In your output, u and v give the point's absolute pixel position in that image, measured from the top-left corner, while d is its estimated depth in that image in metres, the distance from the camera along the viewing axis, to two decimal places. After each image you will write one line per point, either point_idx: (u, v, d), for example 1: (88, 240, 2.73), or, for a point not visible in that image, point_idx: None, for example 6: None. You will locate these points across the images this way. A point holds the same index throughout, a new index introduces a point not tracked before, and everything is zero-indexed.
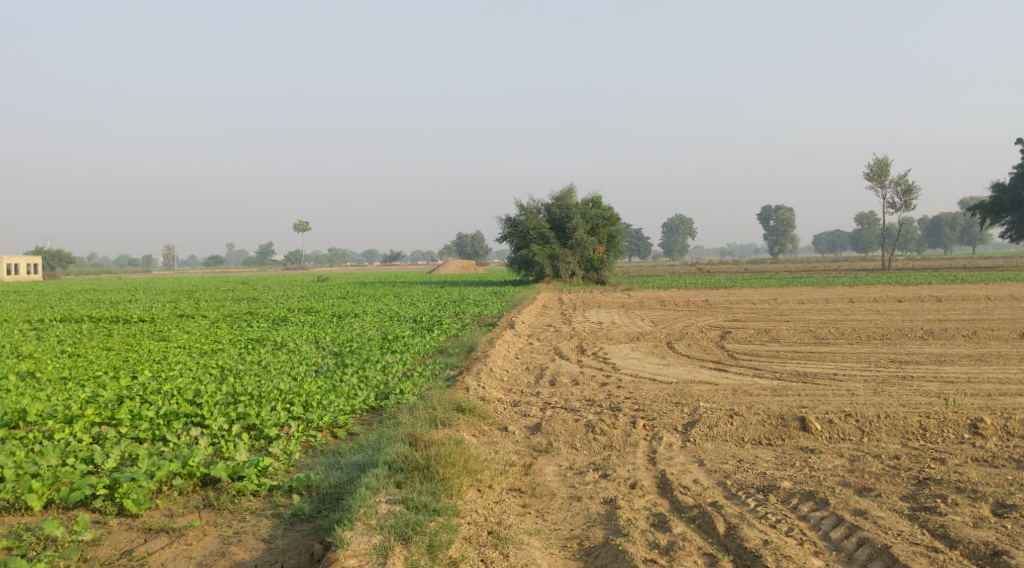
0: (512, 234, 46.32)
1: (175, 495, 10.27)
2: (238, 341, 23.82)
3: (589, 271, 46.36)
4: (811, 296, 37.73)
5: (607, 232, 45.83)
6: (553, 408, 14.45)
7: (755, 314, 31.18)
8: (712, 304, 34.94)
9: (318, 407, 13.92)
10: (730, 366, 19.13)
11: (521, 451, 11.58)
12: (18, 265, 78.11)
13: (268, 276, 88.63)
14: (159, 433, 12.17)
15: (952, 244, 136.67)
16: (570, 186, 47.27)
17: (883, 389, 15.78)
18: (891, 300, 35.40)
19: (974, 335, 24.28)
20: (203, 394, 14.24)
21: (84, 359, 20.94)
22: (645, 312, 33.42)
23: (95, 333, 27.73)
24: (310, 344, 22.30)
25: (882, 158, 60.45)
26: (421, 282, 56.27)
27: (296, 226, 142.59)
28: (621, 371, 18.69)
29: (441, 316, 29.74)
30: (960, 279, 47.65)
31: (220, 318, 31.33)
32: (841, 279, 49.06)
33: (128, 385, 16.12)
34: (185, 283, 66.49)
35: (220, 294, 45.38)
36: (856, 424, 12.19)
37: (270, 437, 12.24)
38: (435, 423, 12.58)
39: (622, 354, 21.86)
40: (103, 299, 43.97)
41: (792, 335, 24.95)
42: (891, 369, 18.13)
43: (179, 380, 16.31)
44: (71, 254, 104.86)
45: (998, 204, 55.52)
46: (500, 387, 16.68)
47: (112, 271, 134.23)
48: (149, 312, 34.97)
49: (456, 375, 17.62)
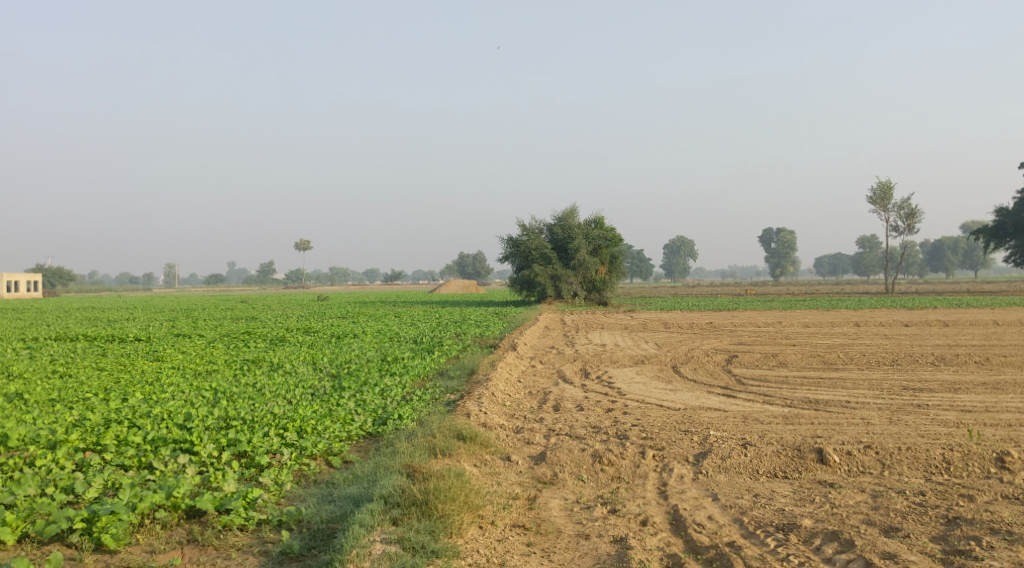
0: (514, 254, 45.78)
1: (158, 529, 9.72)
2: (234, 362, 23.28)
3: (591, 291, 45.81)
4: (816, 320, 37.08)
5: (609, 253, 45.36)
6: (557, 436, 13.87)
7: (761, 338, 30.53)
8: (717, 328, 34.33)
9: (313, 433, 13.36)
10: (739, 392, 18.52)
11: (525, 482, 11.02)
12: (18, 282, 77.69)
13: (268, 294, 88.12)
14: (144, 460, 11.65)
15: (954, 268, 136.01)
16: (573, 206, 46.82)
17: (899, 418, 15.20)
18: (897, 325, 34.73)
19: (986, 361, 23.68)
20: (194, 418, 13.73)
21: (76, 379, 20.41)
22: (649, 335, 32.75)
23: (88, 353, 27.17)
24: (307, 367, 21.66)
25: (884, 182, 60.07)
26: (421, 302, 55.55)
27: (296, 245, 142.41)
28: (627, 397, 18.04)
29: (442, 337, 29.12)
30: (966, 303, 47.00)
31: (215, 338, 30.84)
32: (846, 303, 48.44)
33: (117, 409, 15.53)
34: (182, 301, 65.97)
35: (220, 314, 44.95)
36: (876, 456, 11.60)
37: (261, 465, 11.70)
38: (434, 452, 12.03)
39: (627, 378, 21.25)
40: (100, 318, 43.29)
41: (800, 360, 24.33)
42: (906, 397, 17.55)
43: (170, 404, 15.70)
44: (71, 271, 104.58)
45: (1001, 228, 54.91)
46: (502, 412, 16.09)
47: (111, 288, 133.51)
48: (146, 331, 34.29)
49: (456, 400, 17.00)
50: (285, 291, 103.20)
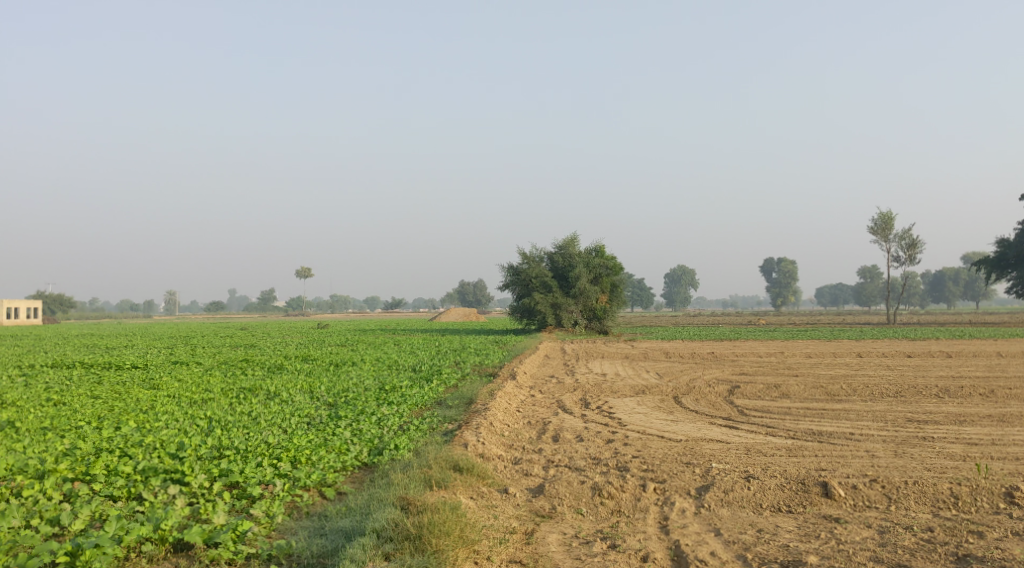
0: (514, 282, 45.59)
1: (144, 563, 9.49)
2: (230, 390, 22.96)
3: (591, 320, 45.55)
4: (818, 351, 36.80)
5: (609, 282, 45.20)
6: (556, 468, 13.62)
7: (763, 368, 30.22)
8: (718, 357, 34.04)
9: (307, 464, 13.09)
10: (741, 423, 18.25)
11: (522, 516, 10.75)
12: (19, 308, 77.66)
13: (268, 322, 87.86)
14: (134, 490, 11.40)
15: (955, 299, 135.69)
16: (573, 234, 46.69)
17: (904, 451, 14.92)
18: (899, 356, 34.44)
19: (991, 393, 23.37)
20: (187, 447, 13.48)
21: (70, 407, 20.13)
22: (650, 364, 32.46)
23: (83, 381, 26.88)
24: (303, 395, 21.37)
25: (885, 213, 59.99)
26: (421, 330, 55.21)
27: (296, 272, 142.30)
28: (627, 427, 17.75)
29: (440, 366, 28.83)
30: (969, 334, 46.66)
31: (213, 366, 30.55)
32: (848, 333, 48.12)
33: (109, 438, 15.27)
34: (182, 329, 65.81)
35: (219, 341, 44.65)
36: (882, 489, 11.32)
37: (252, 497, 11.44)
38: (430, 484, 11.76)
39: (628, 409, 20.95)
40: (99, 345, 43.01)
41: (802, 391, 24.01)
42: (911, 429, 17.26)
43: (162, 433, 15.43)
44: (71, 298, 104.58)
45: (1003, 260, 54.69)
46: (501, 443, 15.83)
47: (112, 316, 133.51)
48: (144, 359, 34.02)
49: (454, 430, 16.73)
50: (285, 319, 103.04)
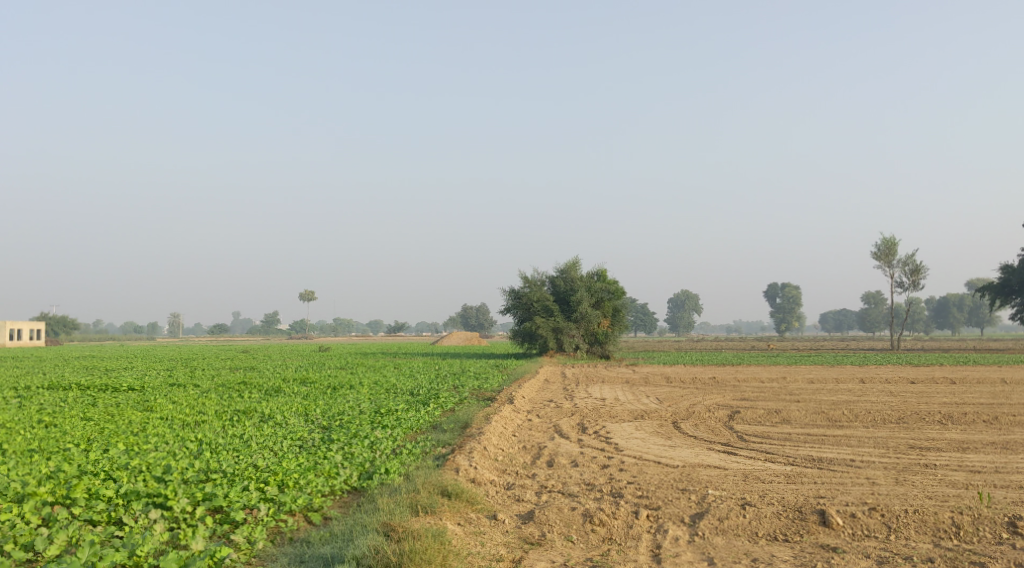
0: (516, 306, 45.31)
1: None
2: (224, 412, 22.64)
3: (593, 345, 45.24)
4: (821, 376, 36.43)
5: (611, 306, 44.98)
6: (549, 494, 13.34)
7: (764, 393, 29.85)
8: (719, 383, 33.70)
9: (295, 488, 12.79)
10: (740, 449, 17.97)
11: (510, 543, 10.46)
12: (22, 330, 77.60)
13: (272, 344, 87.71)
14: (115, 515, 11.14)
15: (960, 325, 135.15)
16: (575, 257, 46.49)
17: (905, 479, 14.64)
18: (903, 382, 34.09)
19: (994, 421, 23.04)
20: (172, 470, 13.21)
21: (59, 429, 19.86)
22: (651, 389, 32.10)
23: (78, 402, 26.57)
24: (298, 418, 21.08)
25: (889, 238, 59.75)
26: (422, 354, 54.78)
27: (300, 295, 142.09)
28: (624, 453, 17.45)
29: (439, 390, 28.52)
30: (973, 361, 46.26)
31: (210, 388, 30.27)
32: (852, 359, 47.74)
33: (96, 461, 15.01)
34: (183, 350, 65.55)
35: (218, 363, 44.33)
36: (881, 519, 11.03)
37: (235, 522, 11.16)
38: (417, 509, 11.48)
39: (625, 434, 20.65)
40: (97, 366, 42.75)
41: (803, 417, 23.68)
42: (913, 456, 16.96)
43: (150, 456, 15.14)
44: (75, 320, 104.65)
45: (1008, 286, 54.35)
46: (494, 467, 15.56)
47: (115, 338, 133.44)
48: (141, 381, 33.70)
49: (446, 454, 16.45)
50: (287, 343, 102.87)
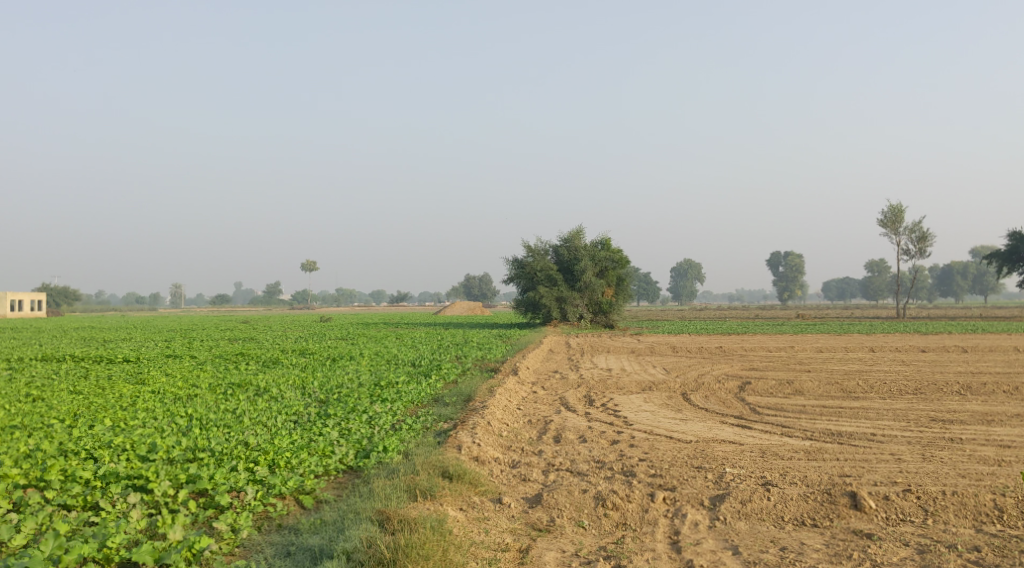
0: (519, 275, 44.43)
1: None
2: (218, 385, 21.94)
3: (596, 313, 44.45)
4: (830, 345, 35.59)
5: (615, 275, 44.12)
6: (557, 472, 12.58)
7: (774, 363, 29.06)
8: (726, 352, 32.87)
9: (286, 468, 11.97)
10: (755, 423, 17.13)
11: (517, 530, 9.69)
12: (24, 302, 76.93)
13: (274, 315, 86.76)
14: (91, 498, 10.35)
15: (963, 293, 134.23)
16: (578, 226, 45.52)
17: (932, 454, 13.82)
18: (913, 350, 33.26)
19: (1014, 391, 22.17)
20: (159, 449, 12.40)
21: (46, 403, 19.15)
22: (657, 360, 31.19)
23: (70, 375, 25.82)
24: (294, 391, 20.30)
25: (895, 205, 58.58)
26: (425, 325, 53.95)
27: (302, 266, 140.68)
28: (634, 427, 16.59)
29: (441, 361, 27.71)
30: (983, 329, 45.26)
31: (207, 360, 29.51)
32: (860, 328, 46.80)
33: (78, 438, 14.23)
34: (186, 322, 64.91)
35: (217, 334, 43.76)
36: (917, 501, 10.19)
37: (219, 507, 10.38)
38: (415, 494, 10.66)
39: (633, 407, 19.82)
40: (94, 338, 41.96)
41: (817, 388, 22.85)
42: (937, 430, 16.11)
43: (136, 433, 14.33)
44: (76, 291, 104.12)
45: (1015, 252, 53.21)
46: (498, 444, 14.73)
47: (118, 308, 132.58)
48: (137, 352, 32.93)
49: (449, 430, 15.67)
50: (288, 313, 102.24)
